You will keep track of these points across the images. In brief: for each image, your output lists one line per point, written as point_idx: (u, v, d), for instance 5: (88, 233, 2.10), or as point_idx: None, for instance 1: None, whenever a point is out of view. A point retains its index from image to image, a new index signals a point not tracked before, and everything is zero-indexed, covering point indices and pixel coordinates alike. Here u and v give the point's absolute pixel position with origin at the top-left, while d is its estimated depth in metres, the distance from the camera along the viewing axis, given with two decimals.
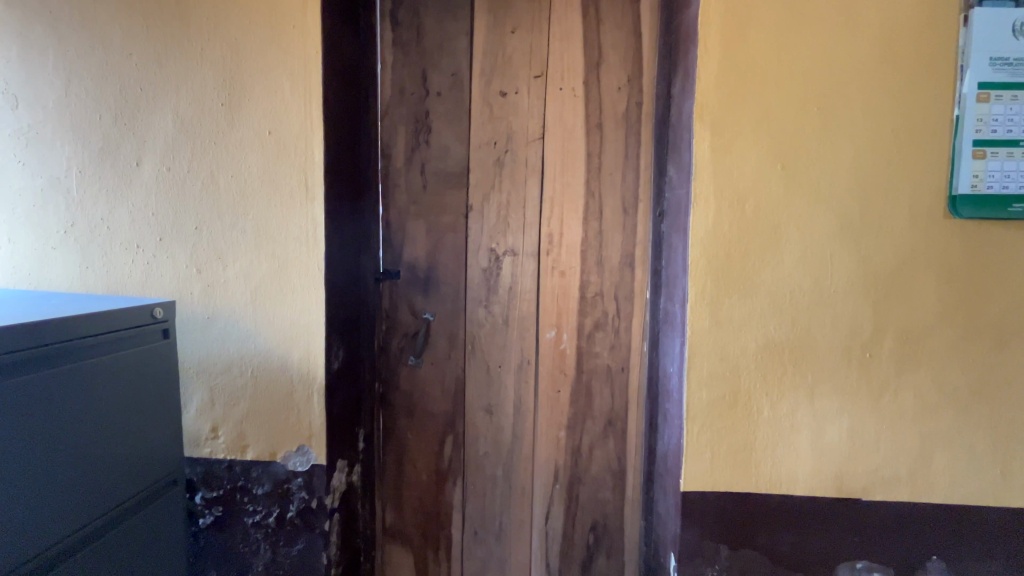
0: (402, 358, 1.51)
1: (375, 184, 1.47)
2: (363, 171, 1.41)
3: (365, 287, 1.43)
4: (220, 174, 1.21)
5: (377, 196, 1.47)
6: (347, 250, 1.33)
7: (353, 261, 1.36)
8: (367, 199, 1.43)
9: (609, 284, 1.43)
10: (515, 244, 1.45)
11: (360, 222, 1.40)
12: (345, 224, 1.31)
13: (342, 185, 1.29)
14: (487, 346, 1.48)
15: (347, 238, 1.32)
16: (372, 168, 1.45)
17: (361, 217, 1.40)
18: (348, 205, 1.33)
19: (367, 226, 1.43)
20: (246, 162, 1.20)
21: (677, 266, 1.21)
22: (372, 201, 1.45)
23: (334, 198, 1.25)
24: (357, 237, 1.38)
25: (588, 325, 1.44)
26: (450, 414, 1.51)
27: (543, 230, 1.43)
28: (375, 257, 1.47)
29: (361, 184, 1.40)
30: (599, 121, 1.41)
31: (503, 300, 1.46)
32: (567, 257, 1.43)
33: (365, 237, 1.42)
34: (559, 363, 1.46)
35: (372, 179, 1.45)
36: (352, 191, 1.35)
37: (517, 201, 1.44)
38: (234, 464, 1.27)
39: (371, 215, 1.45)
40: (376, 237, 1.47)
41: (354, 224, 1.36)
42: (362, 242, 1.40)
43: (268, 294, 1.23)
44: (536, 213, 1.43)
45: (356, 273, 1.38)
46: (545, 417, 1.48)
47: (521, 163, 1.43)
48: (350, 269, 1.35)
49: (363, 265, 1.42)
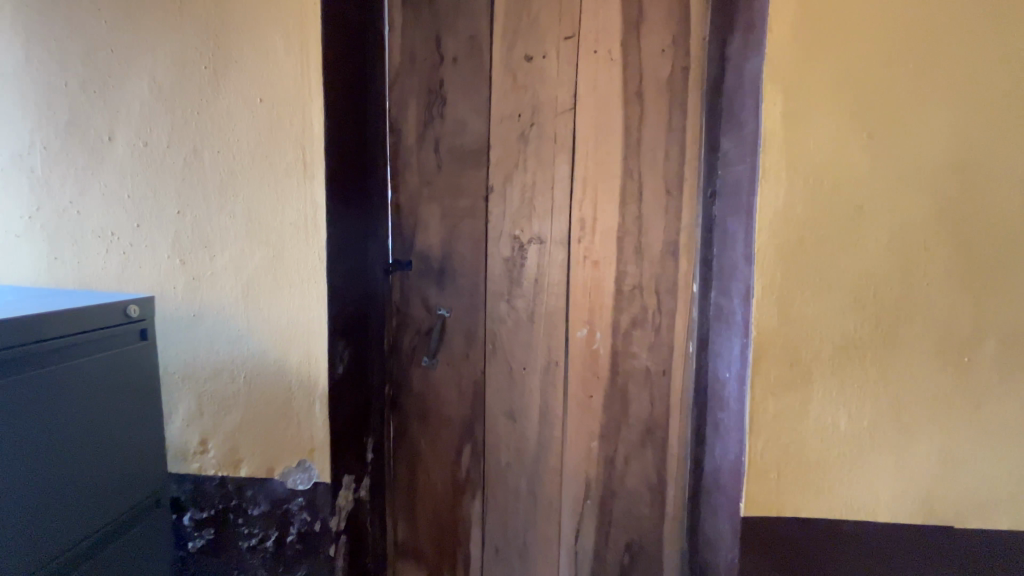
0: (415, 359, 1.35)
1: (383, 163, 1.29)
2: (370, 150, 1.24)
3: (372, 280, 1.26)
4: (204, 150, 1.04)
5: (383, 177, 1.30)
6: (352, 238, 1.16)
7: (358, 250, 1.19)
8: (374, 181, 1.26)
9: (649, 275, 1.26)
10: (542, 230, 1.27)
11: (366, 206, 1.23)
12: (349, 207, 1.14)
13: (344, 162, 1.12)
14: (510, 346, 1.31)
15: (351, 224, 1.15)
16: (380, 146, 1.28)
17: (367, 201, 1.24)
18: (353, 187, 1.16)
19: (375, 211, 1.27)
20: (234, 135, 1.04)
21: (737, 255, 1.03)
22: (380, 182, 1.28)
23: (336, 176, 1.09)
24: (363, 223, 1.21)
25: (624, 322, 1.27)
26: (469, 421, 1.35)
27: (574, 215, 1.26)
28: (382, 246, 1.31)
29: (368, 163, 1.23)
30: (639, 89, 1.22)
31: (527, 294, 1.30)
32: (601, 246, 1.26)
33: (372, 224, 1.25)
34: (592, 366, 1.29)
35: (379, 158, 1.28)
36: (357, 172, 1.18)
37: (544, 182, 1.26)
38: (226, 481, 1.12)
39: (378, 197, 1.28)
40: (383, 223, 1.30)
41: (358, 207, 1.19)
42: (368, 228, 1.24)
43: (263, 289, 1.07)
44: (565, 195, 1.26)
45: (362, 264, 1.21)
46: (575, 425, 1.31)
47: (549, 138, 1.25)
48: (355, 260, 1.18)
49: (371, 255, 1.25)
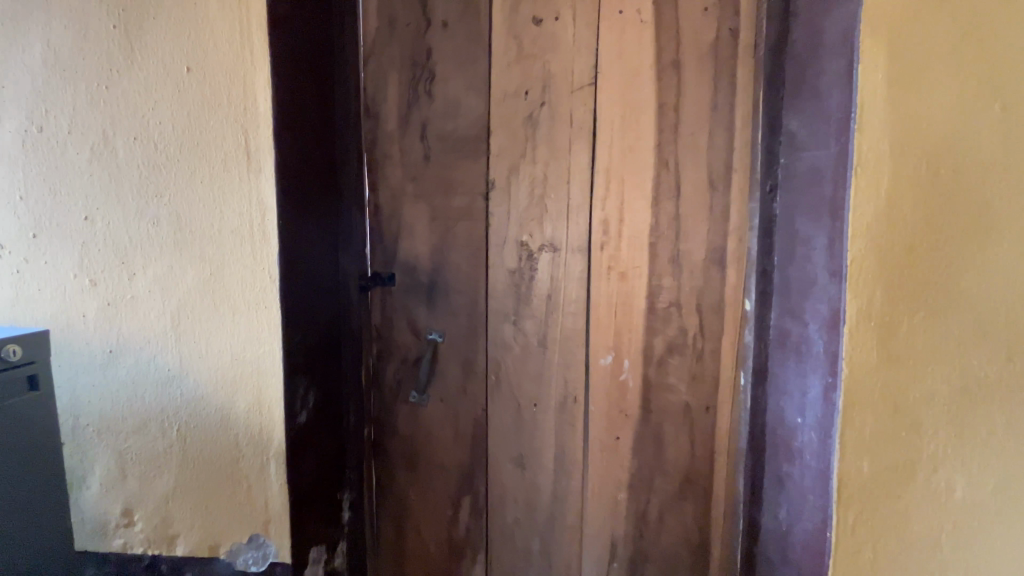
0: (401, 394, 1.11)
1: (357, 155, 1.05)
2: (341, 139, 1.00)
3: (345, 299, 1.02)
4: (115, 136, 0.80)
5: (359, 172, 1.06)
6: (316, 250, 0.92)
7: (325, 265, 0.95)
8: (347, 177, 1.02)
9: (688, 290, 1.02)
10: (556, 235, 1.03)
11: (337, 209, 0.99)
12: (311, 211, 0.90)
13: (304, 153, 0.88)
14: (517, 377, 1.07)
15: (314, 232, 0.91)
16: (354, 134, 1.04)
17: (338, 202, 0.99)
18: (317, 186, 0.92)
19: (348, 215, 1.02)
20: (154, 117, 0.79)
21: (815, 267, 0.80)
22: (354, 179, 1.04)
23: (293, 171, 0.84)
24: (331, 231, 0.97)
25: (658, 348, 1.03)
26: (468, 468, 1.11)
27: (595, 216, 1.02)
28: (358, 257, 1.06)
29: (338, 155, 0.99)
30: (677, 57, 0.97)
31: (538, 315, 1.05)
32: (629, 254, 1.02)
33: (344, 231, 1.01)
34: (618, 401, 1.05)
35: (353, 149, 1.03)
36: (323, 166, 0.94)
37: (557, 175, 1.02)
38: (159, 562, 0.87)
39: (352, 198, 1.04)
40: (359, 230, 1.06)
41: (325, 211, 0.95)
42: (339, 237, 0.99)
43: (198, 317, 0.82)
44: (585, 192, 1.02)
45: (331, 282, 0.97)
46: (599, 473, 1.07)
47: (563, 121, 1.01)
48: (321, 276, 0.94)
49: (343, 270, 1.01)
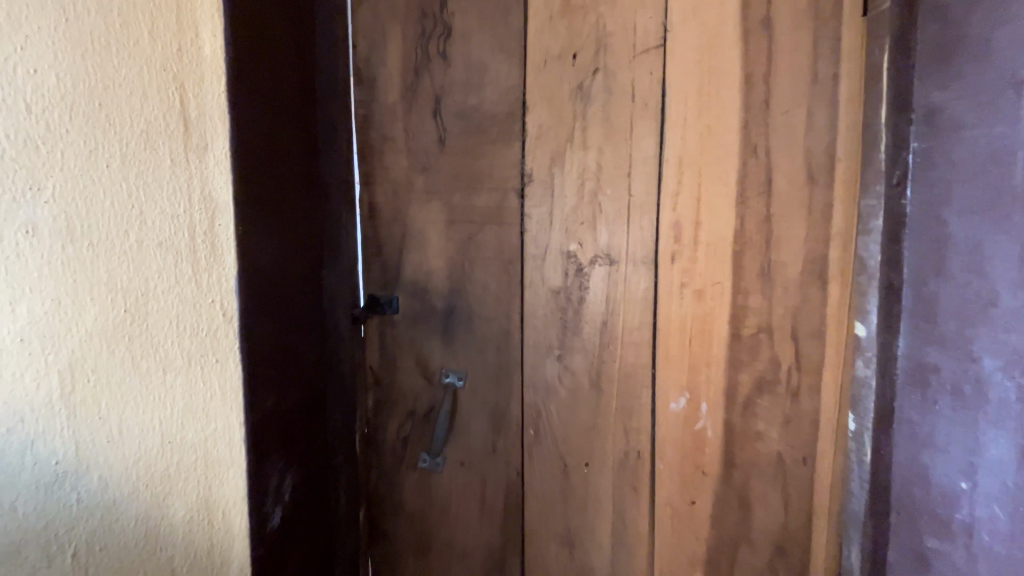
0: (407, 459, 0.83)
1: (344, 142, 0.78)
2: (322, 117, 0.72)
3: (334, 338, 0.74)
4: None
5: (347, 166, 0.78)
6: (288, 271, 0.64)
7: (302, 292, 0.66)
8: (332, 171, 0.74)
9: (781, 312, 0.80)
10: (613, 243, 0.79)
11: (320, 214, 0.71)
12: (282, 214, 0.62)
13: (270, 130, 0.60)
14: (562, 430, 0.82)
15: (286, 245, 0.63)
16: (340, 114, 0.76)
17: (321, 204, 0.71)
18: (290, 178, 0.64)
19: (334, 222, 0.74)
20: (29, 29, 0.44)
21: (991, 279, 0.58)
22: (342, 174, 0.76)
23: (253, 156, 0.57)
24: (312, 243, 0.69)
25: (743, 386, 0.81)
26: (497, 552, 0.85)
27: (663, 218, 0.78)
28: (348, 278, 0.78)
29: (319, 138, 0.71)
30: (769, 14, 0.76)
31: (589, 348, 0.81)
32: (707, 267, 0.79)
33: (329, 244, 0.73)
34: (692, 455, 0.82)
35: (338, 134, 0.76)
36: (299, 152, 0.66)
37: (614, 166, 0.78)
38: None
39: (337, 198, 0.75)
40: (349, 242, 0.78)
41: (302, 214, 0.66)
42: (322, 252, 0.71)
43: (107, 380, 0.49)
44: (651, 188, 0.78)
45: (313, 316, 0.69)
46: (668, 548, 0.83)
47: (622, 96, 0.77)
48: (296, 309, 0.65)
49: (326, 299, 0.72)
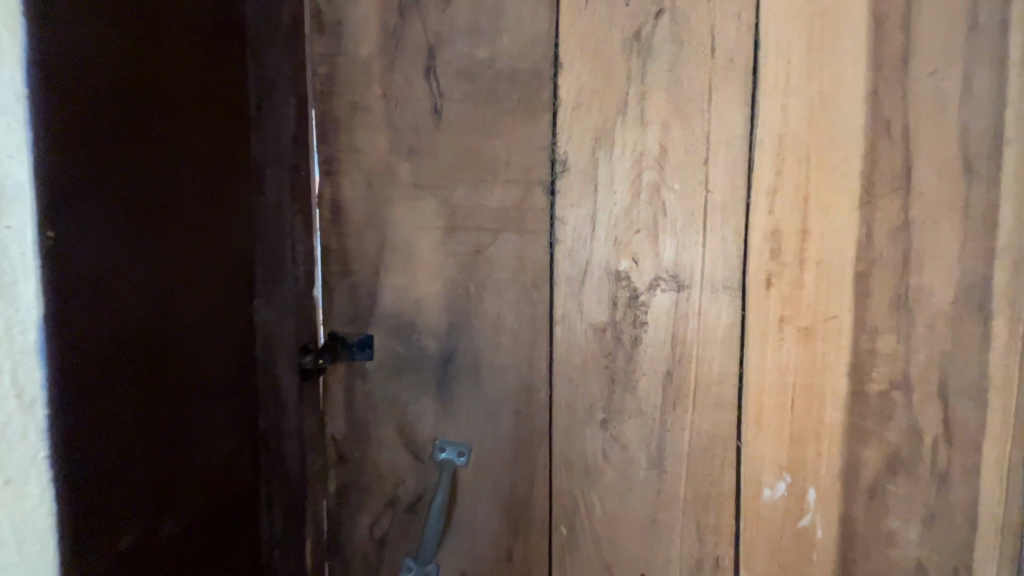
0: (387, 567, 0.58)
1: (292, 110, 0.51)
2: (253, 69, 0.47)
3: (270, 413, 0.49)
4: None
5: (297, 144, 0.52)
6: (181, 309, 0.39)
7: (206, 341, 0.42)
8: (270, 150, 0.49)
9: (929, 362, 0.54)
10: (682, 261, 0.55)
11: (243, 217, 0.46)
12: (186, 237, 0.39)
13: (172, 104, 0.38)
14: (608, 526, 0.57)
15: (177, 266, 0.38)
16: (290, 68, 0.51)
17: (245, 200, 0.46)
18: (190, 157, 0.39)
19: (276, 228, 0.49)
20: None
21: None
22: (291, 156, 0.51)
23: (130, 134, 0.34)
24: (226, 263, 0.44)
25: (870, 467, 0.56)
26: None
27: (754, 224, 0.55)
28: (303, 313, 0.52)
29: (245, 101, 0.47)
30: None
31: (648, 410, 0.56)
32: (819, 295, 0.55)
33: (259, 261, 0.48)
34: (794, 564, 0.57)
35: (285, 96, 0.50)
36: (204, 117, 0.41)
37: (684, 150, 0.54)
38: None
39: (278, 192, 0.49)
40: (302, 259, 0.52)
41: (208, 217, 0.42)
42: (244, 276, 0.46)
43: None
44: (737, 180, 0.55)
45: (226, 375, 0.44)
46: None
47: (695, 51, 0.54)
48: (193, 369, 0.40)
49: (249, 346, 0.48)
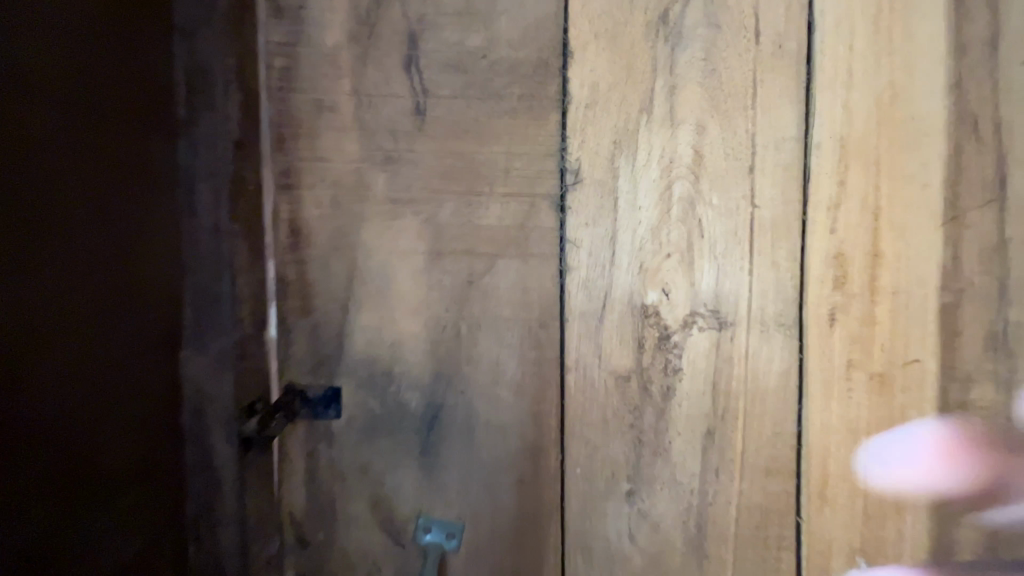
0: None
1: (235, 109, 0.41)
2: (178, 62, 0.39)
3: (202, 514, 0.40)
4: None
5: (241, 152, 0.42)
6: (57, 417, 0.29)
7: (98, 435, 0.32)
8: (203, 158, 0.39)
9: None
10: (724, 292, 0.44)
11: (165, 250, 0.37)
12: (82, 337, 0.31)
13: (72, 174, 0.30)
14: None
15: (55, 361, 0.29)
16: (235, 59, 0.41)
17: (167, 228, 0.37)
18: (85, 224, 0.31)
19: (212, 256, 0.40)
20: None
21: None
22: (231, 164, 0.41)
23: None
24: (140, 308, 0.35)
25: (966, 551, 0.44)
26: None
27: (811, 247, 0.44)
28: (245, 362, 0.42)
29: (169, 102, 0.38)
30: None
31: (683, 478, 0.45)
32: (894, 334, 0.44)
33: (185, 299, 0.39)
34: None
35: (225, 91, 0.41)
36: (110, 124, 0.33)
37: (724, 156, 0.44)
38: None
39: (212, 209, 0.40)
40: (246, 293, 0.42)
41: (108, 276, 0.33)
42: (164, 325, 0.37)
43: None
44: (789, 193, 0.44)
45: (133, 453, 0.35)
46: None
47: (735, 36, 0.44)
48: (75, 485, 0.30)
49: (172, 412, 0.38)
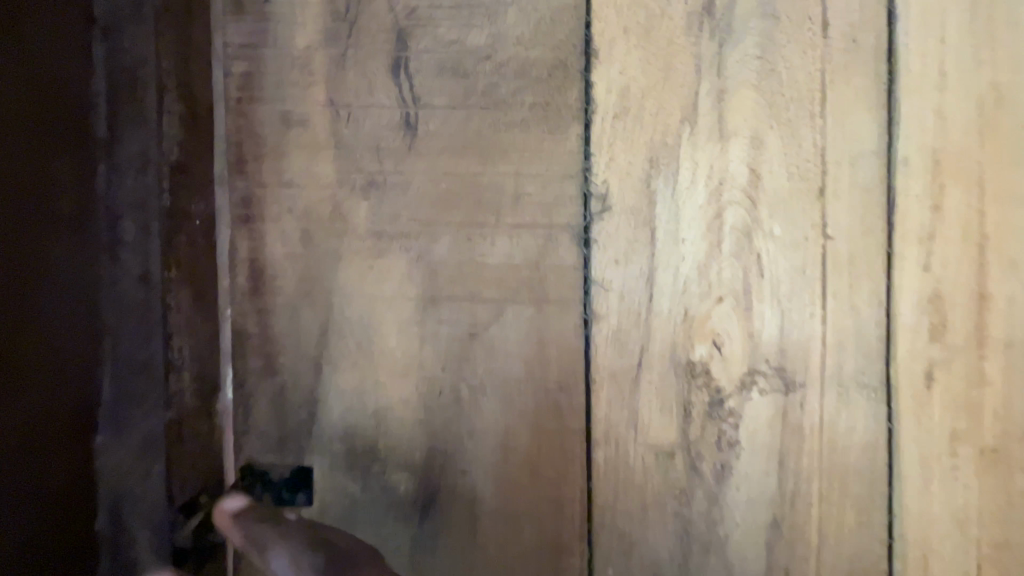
0: None
1: (173, 124, 0.32)
2: (99, 66, 0.29)
3: None
4: None
5: (181, 179, 0.32)
6: None
7: None
8: (129, 188, 0.30)
9: None
10: (790, 346, 0.36)
11: (80, 309, 0.28)
12: None
13: None
14: None
15: None
16: (172, 57, 0.32)
17: (84, 278, 0.29)
18: None
19: (138, 313, 0.30)
20: None
21: None
22: (165, 196, 0.31)
23: None
24: (37, 393, 0.26)
25: None
26: None
27: (898, 288, 0.35)
28: (183, 450, 0.32)
29: (87, 117, 0.29)
30: None
31: None
32: (1009, 398, 0.35)
33: (106, 370, 0.30)
34: None
35: (160, 99, 0.31)
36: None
37: (787, 177, 0.36)
38: None
39: (141, 254, 0.30)
40: (187, 358, 0.32)
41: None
42: (77, 405, 0.29)
43: None
44: (869, 221, 0.35)
45: None
46: None
47: (798, 29, 0.36)
48: None
49: (86, 516, 0.29)
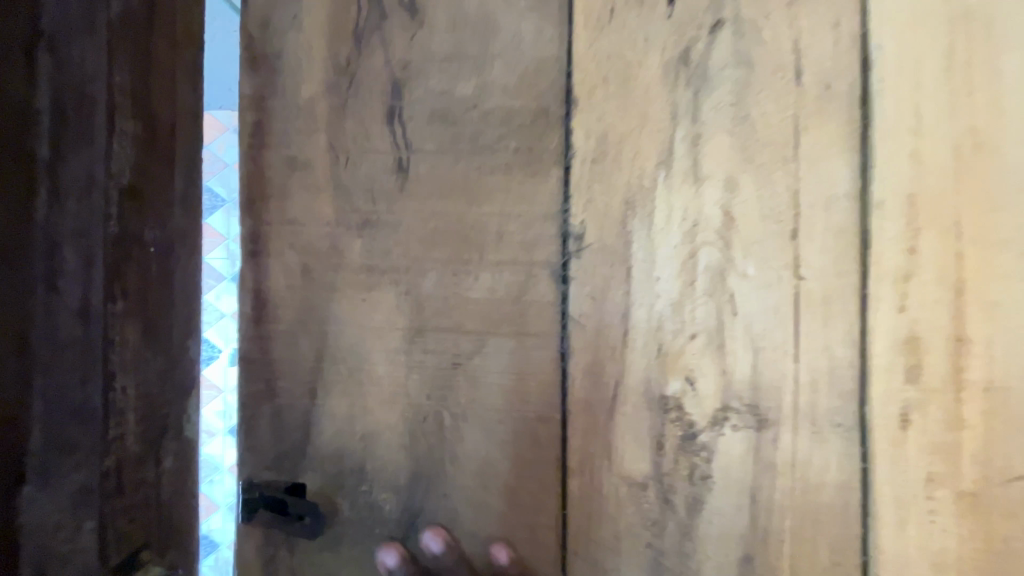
0: None
1: (127, 151, 0.33)
2: (43, 84, 0.28)
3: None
4: None
5: (134, 204, 0.33)
6: None
7: None
8: (71, 214, 0.30)
9: None
10: (764, 383, 0.36)
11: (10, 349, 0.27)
12: None
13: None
14: None
15: None
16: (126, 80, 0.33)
17: (16, 309, 0.28)
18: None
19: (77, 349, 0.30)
20: None
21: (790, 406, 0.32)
22: (110, 223, 0.32)
23: None
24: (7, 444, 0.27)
25: None
26: None
27: (873, 329, 0.36)
28: (112, 484, 0.32)
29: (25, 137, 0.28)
30: None
31: None
32: (986, 442, 0.34)
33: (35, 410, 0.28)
34: None
35: (110, 118, 0.32)
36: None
37: (760, 219, 0.37)
38: None
39: (81, 285, 0.30)
40: (130, 393, 0.33)
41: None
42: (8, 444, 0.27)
43: None
44: (844, 261, 0.36)
45: None
46: None
47: (772, 76, 0.37)
48: None
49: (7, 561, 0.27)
